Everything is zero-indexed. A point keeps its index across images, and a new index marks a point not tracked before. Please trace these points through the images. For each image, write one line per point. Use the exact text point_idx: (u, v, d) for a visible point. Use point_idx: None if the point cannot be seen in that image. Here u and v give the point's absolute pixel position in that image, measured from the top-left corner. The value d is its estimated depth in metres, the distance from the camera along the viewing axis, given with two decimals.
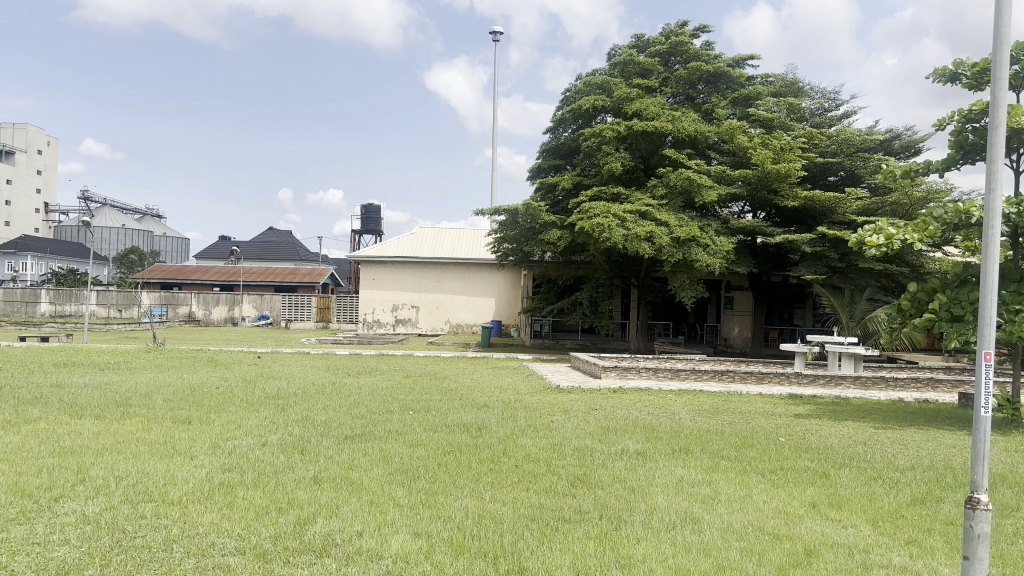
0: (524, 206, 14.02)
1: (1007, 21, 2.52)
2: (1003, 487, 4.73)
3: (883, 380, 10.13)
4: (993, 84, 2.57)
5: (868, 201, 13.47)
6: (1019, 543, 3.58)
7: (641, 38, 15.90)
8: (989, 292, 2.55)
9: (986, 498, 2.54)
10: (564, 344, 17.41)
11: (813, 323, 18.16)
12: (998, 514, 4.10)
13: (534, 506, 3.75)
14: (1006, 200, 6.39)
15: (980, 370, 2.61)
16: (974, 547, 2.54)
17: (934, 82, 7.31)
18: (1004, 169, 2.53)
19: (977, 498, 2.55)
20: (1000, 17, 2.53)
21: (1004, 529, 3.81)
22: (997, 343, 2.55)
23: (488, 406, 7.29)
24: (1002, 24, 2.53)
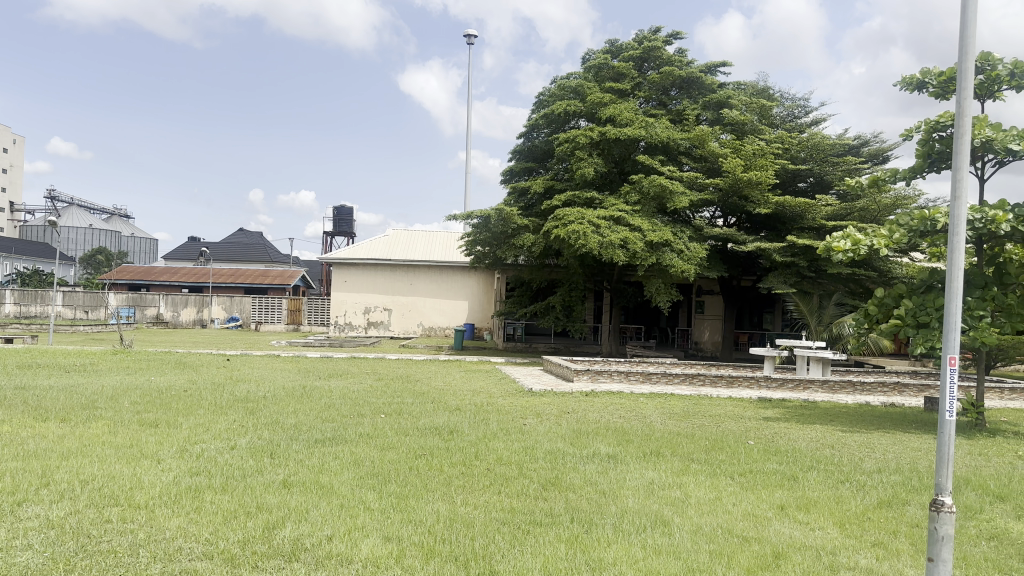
0: (497, 211, 14.02)
1: (972, 32, 2.58)
2: (968, 490, 4.83)
3: (850, 383, 10.28)
4: (959, 94, 2.62)
5: (837, 207, 13.68)
6: (983, 545, 3.65)
7: (614, 43, 16.00)
8: (952, 298, 2.61)
9: (950, 501, 2.59)
10: (537, 348, 17.43)
11: (783, 327, 18.38)
12: (963, 516, 4.18)
13: (505, 510, 3.76)
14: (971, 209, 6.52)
15: (944, 374, 2.66)
16: (938, 549, 2.59)
17: (902, 90, 7.44)
18: (968, 177, 2.59)
19: (942, 500, 2.60)
20: (966, 29, 2.59)
21: (968, 531, 3.89)
22: (960, 349, 2.60)
23: (460, 409, 7.27)
24: (968, 34, 2.59)
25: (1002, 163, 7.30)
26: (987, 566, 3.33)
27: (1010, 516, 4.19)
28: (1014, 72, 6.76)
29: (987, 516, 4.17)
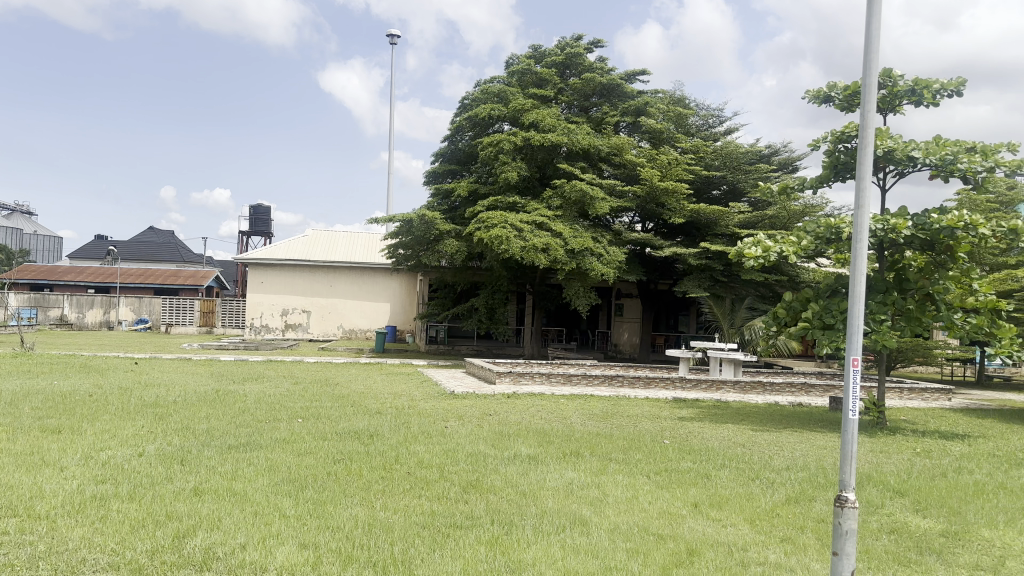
0: (419, 213, 13.94)
1: (876, 49, 2.73)
2: (868, 486, 5.08)
3: (761, 384, 10.66)
4: (862, 107, 2.76)
5: (749, 214, 14.18)
6: (883, 538, 3.86)
7: (537, 48, 16.16)
8: (856, 302, 2.75)
9: (853, 497, 2.72)
10: (459, 350, 17.42)
11: (697, 329, 18.92)
12: (864, 510, 4.40)
13: (425, 513, 3.74)
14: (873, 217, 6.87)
15: (848, 375, 2.80)
16: (842, 543, 2.72)
17: (810, 103, 7.78)
18: (870, 187, 2.73)
19: (845, 496, 2.73)
20: (869, 45, 2.73)
21: (870, 525, 4.10)
22: (863, 350, 2.74)
23: (380, 412, 7.20)
24: (872, 51, 2.73)
25: (902, 174, 7.74)
26: (886, 559, 3.52)
27: (907, 510, 4.43)
28: (912, 88, 7.17)
29: (885, 510, 4.40)
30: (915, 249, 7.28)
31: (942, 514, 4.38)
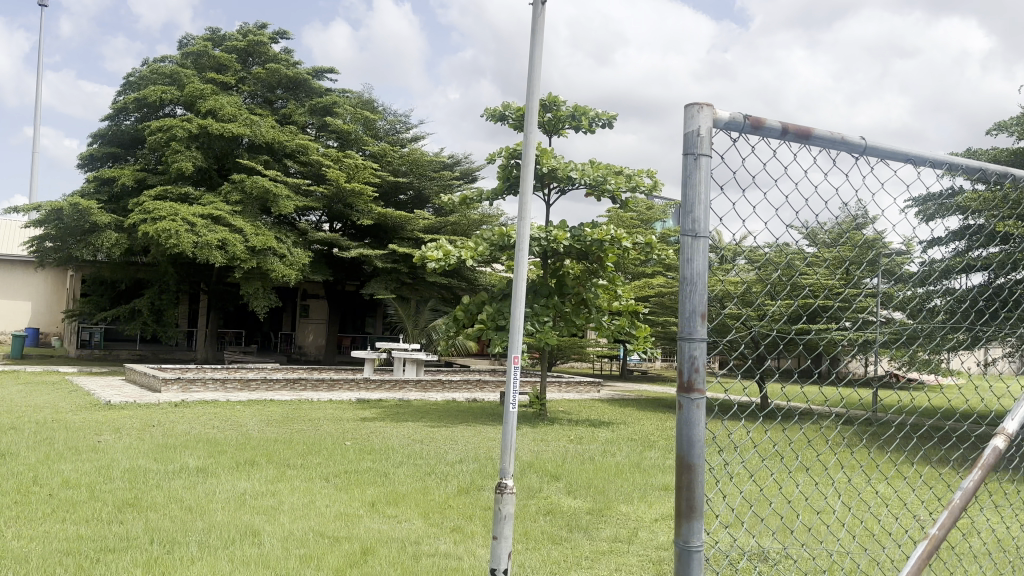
0: (72, 201, 12.35)
1: (537, 77, 3.05)
2: (530, 473, 5.62)
3: (440, 382, 11.16)
4: (526, 127, 3.06)
5: (432, 220, 14.78)
6: (540, 520, 4.30)
7: (216, 32, 15.23)
8: (517, 305, 3.03)
9: (510, 484, 2.98)
10: (120, 355, 15.75)
11: (383, 330, 19.23)
12: (524, 496, 4.86)
13: (68, 540, 3.35)
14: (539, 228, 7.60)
15: (509, 372, 3.09)
16: (501, 528, 2.95)
17: (488, 120, 8.37)
18: (531, 201, 3.04)
19: (505, 484, 2.98)
20: (533, 73, 3.04)
21: (530, 509, 4.54)
22: (522, 349, 3.05)
23: (16, 429, 6.26)
24: (535, 78, 3.05)
25: (564, 191, 8.66)
26: (542, 539, 3.92)
27: (560, 492, 5.00)
28: (574, 113, 8.05)
29: (542, 494, 4.91)
30: (574, 258, 8.20)
31: (588, 493, 5.01)
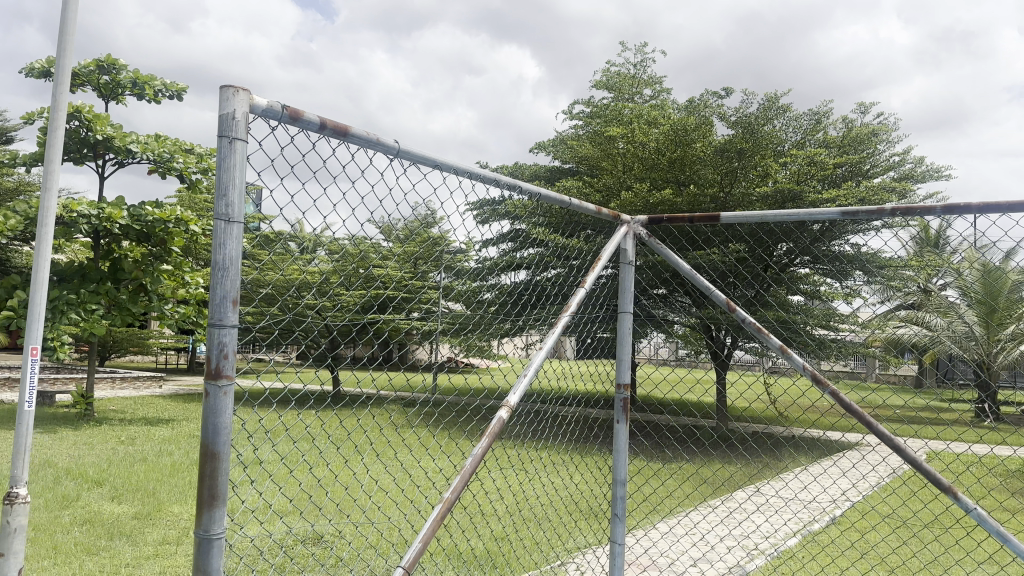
0: None
1: (69, 35, 2.81)
2: (68, 482, 5.19)
3: None
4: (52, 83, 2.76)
5: None
6: (75, 531, 4.01)
7: None
8: (38, 285, 2.72)
9: (24, 491, 2.57)
10: None
11: None
12: (58, 508, 4.46)
13: None
14: (87, 203, 7.03)
15: (24, 367, 2.82)
16: (8, 542, 2.58)
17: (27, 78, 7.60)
18: (57, 168, 2.75)
19: (15, 492, 2.56)
20: (65, 30, 2.79)
21: (62, 521, 4.21)
22: (42, 340, 2.76)
23: None
24: (65, 36, 2.81)
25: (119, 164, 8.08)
26: (75, 552, 3.66)
27: (102, 499, 4.82)
28: None
29: (77, 504, 4.65)
30: (132, 241, 7.69)
31: (134, 498, 4.88)
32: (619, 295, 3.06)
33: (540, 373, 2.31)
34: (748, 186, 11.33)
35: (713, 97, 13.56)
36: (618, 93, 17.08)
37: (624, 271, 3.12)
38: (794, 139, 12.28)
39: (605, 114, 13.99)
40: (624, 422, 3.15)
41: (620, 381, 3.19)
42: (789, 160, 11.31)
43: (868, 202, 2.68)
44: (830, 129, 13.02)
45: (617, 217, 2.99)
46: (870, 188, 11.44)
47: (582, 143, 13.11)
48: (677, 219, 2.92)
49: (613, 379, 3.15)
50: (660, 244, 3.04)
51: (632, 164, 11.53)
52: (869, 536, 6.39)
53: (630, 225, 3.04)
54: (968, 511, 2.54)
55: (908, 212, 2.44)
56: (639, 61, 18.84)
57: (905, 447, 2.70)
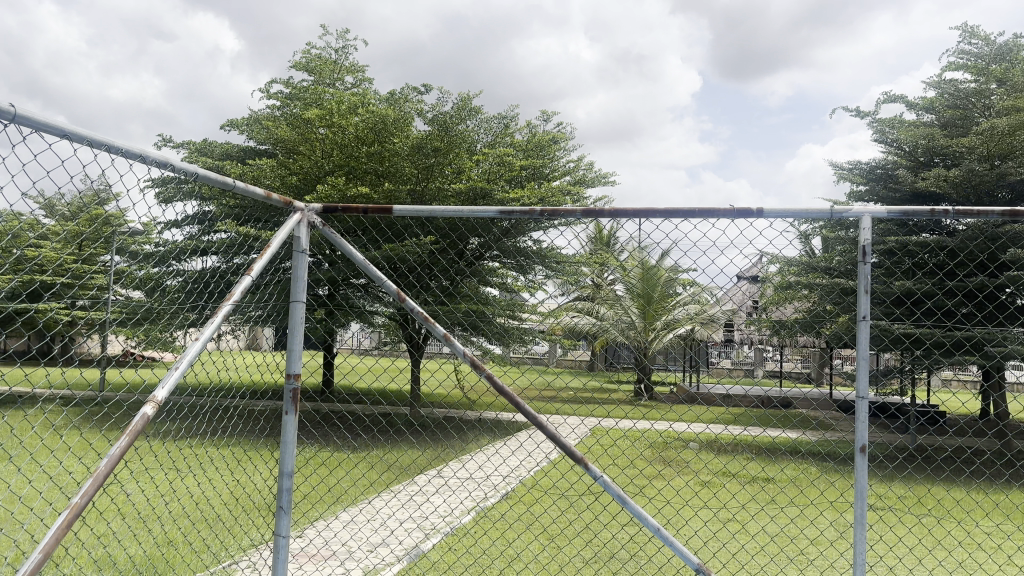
0: None
1: None
2: None
3: None
4: None
5: None
6: None
7: None
8: None
9: None
10: None
11: None
12: None
13: None
14: None
15: None
16: None
17: None
18: None
19: None
20: None
21: None
22: None
23: None
24: None
25: None
26: None
27: None
28: None
29: None
30: None
31: None
32: (291, 283, 3.26)
33: (196, 361, 2.60)
34: (443, 181, 11.74)
35: (413, 91, 13.79)
36: (319, 77, 16.71)
37: (296, 259, 3.30)
38: (485, 140, 12.69)
39: (305, 97, 13.60)
40: (293, 411, 3.10)
41: (292, 369, 3.24)
42: (482, 158, 11.82)
43: (520, 206, 3.23)
44: (518, 133, 13.92)
45: (290, 203, 3.22)
46: (549, 190, 12.32)
47: (279, 124, 12.61)
48: (349, 209, 3.35)
49: (284, 368, 3.17)
50: (333, 234, 3.36)
51: (332, 151, 11.60)
52: (533, 508, 6.94)
53: (302, 213, 3.33)
54: (599, 480, 3.05)
55: (555, 214, 3.06)
56: (340, 47, 18.57)
57: (551, 427, 3.08)
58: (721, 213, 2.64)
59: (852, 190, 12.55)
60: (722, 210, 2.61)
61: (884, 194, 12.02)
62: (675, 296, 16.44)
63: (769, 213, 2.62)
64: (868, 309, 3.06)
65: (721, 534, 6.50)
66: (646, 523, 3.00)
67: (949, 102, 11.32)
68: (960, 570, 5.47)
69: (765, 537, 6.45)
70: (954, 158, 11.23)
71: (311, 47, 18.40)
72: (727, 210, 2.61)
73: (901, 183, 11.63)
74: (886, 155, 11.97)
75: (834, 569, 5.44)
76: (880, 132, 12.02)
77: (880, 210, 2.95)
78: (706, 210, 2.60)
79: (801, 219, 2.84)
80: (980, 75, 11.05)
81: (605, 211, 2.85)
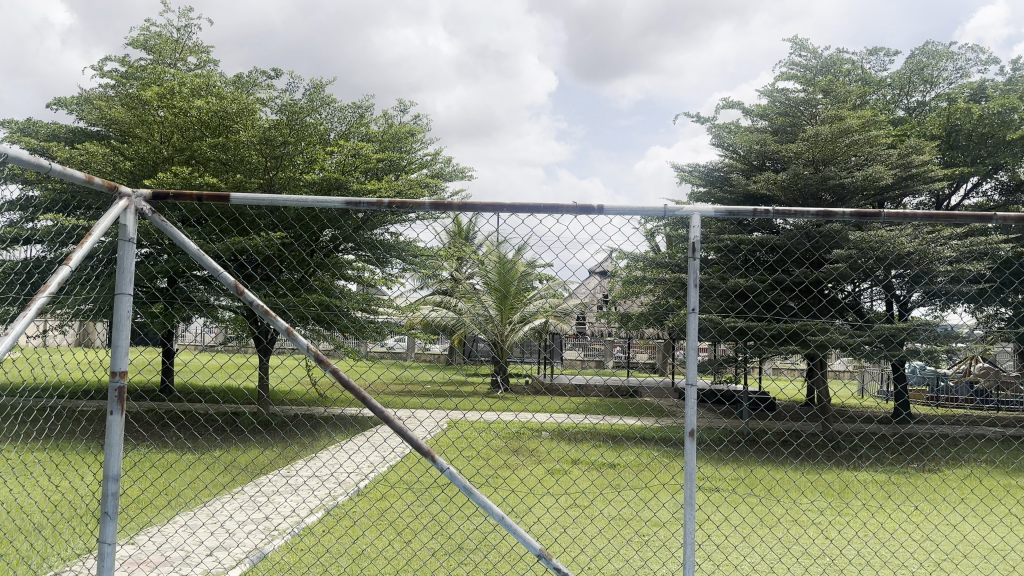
0: None
1: None
2: None
3: None
4: None
5: None
6: None
7: None
8: None
9: None
10: None
11: None
12: None
13: None
14: None
15: None
16: None
17: None
18: None
19: None
20: None
21: None
22: None
23: None
24: None
25: None
26: None
27: None
28: None
29: None
30: None
31: None
32: (116, 273, 2.89)
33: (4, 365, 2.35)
34: (294, 169, 11.28)
35: (262, 76, 13.28)
36: (158, 57, 15.72)
37: (123, 248, 2.93)
38: (339, 129, 12.34)
39: (142, 77, 12.75)
40: (120, 412, 2.82)
41: (119, 367, 2.90)
42: (335, 149, 11.55)
43: (368, 197, 3.12)
44: (374, 123, 13.70)
45: (114, 187, 2.87)
46: (406, 182, 12.22)
47: (113, 104, 11.75)
48: (183, 196, 3.06)
49: (109, 366, 2.84)
50: (164, 220, 3.01)
51: (172, 134, 10.95)
52: (383, 504, 6.89)
53: (129, 198, 2.96)
54: (445, 471, 3.00)
55: (403, 206, 2.98)
56: (182, 26, 17.54)
57: (396, 420, 2.99)
58: (562, 211, 2.70)
59: (693, 191, 13.27)
60: (565, 205, 2.66)
61: (720, 196, 12.78)
62: (529, 289, 16.79)
63: (609, 210, 2.69)
64: (697, 302, 3.19)
65: (566, 520, 6.72)
66: (490, 512, 2.97)
67: (779, 110, 12.18)
68: (778, 544, 5.94)
69: (607, 520, 6.73)
70: (782, 163, 12.13)
71: (150, 24, 17.26)
72: (569, 207, 2.67)
73: (735, 185, 12.43)
74: (722, 158, 12.74)
75: (668, 548, 5.76)
76: (718, 136, 12.76)
77: (708, 209, 3.10)
78: (549, 205, 2.64)
79: (639, 218, 2.94)
80: (806, 86, 11.97)
81: (453, 205, 2.83)
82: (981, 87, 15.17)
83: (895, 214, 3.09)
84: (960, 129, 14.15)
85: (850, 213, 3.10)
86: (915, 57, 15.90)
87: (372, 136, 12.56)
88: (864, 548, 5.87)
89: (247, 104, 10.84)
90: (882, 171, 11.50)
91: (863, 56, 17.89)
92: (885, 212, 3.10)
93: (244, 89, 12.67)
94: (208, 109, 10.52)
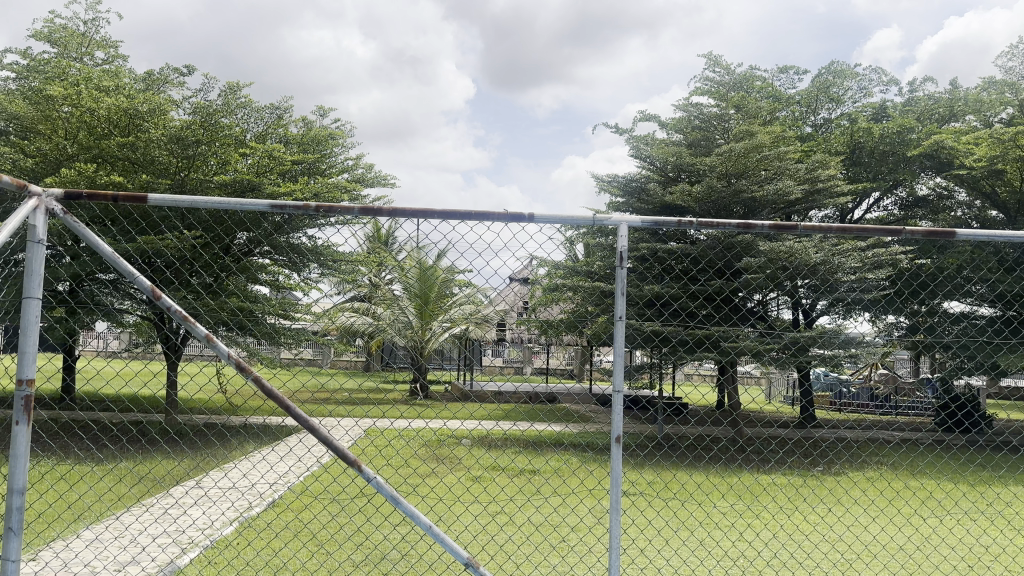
0: None
1: None
2: None
3: None
4: None
5: None
6: None
7: None
8: None
9: None
10: None
11: None
12: None
13: None
14: None
15: None
16: None
17: None
18: None
19: None
20: None
21: None
22: None
23: None
24: None
25: None
26: None
27: None
28: None
29: None
30: None
31: None
32: (23, 276, 2.69)
33: None
34: (206, 171, 10.93)
35: (174, 72, 12.85)
36: (63, 49, 14.99)
37: (31, 250, 2.73)
38: (255, 130, 12.00)
39: (45, 71, 12.12)
40: (27, 422, 2.63)
41: (26, 375, 2.70)
42: (248, 151, 11.10)
43: (293, 201, 2.99)
44: (292, 126, 13.38)
45: (25, 185, 2.67)
46: (323, 186, 11.97)
47: (13, 98, 11.13)
48: (97, 196, 2.87)
49: (14, 374, 2.64)
50: (77, 222, 2.80)
51: (78, 131, 10.44)
52: (304, 515, 6.73)
53: (39, 198, 2.77)
54: (371, 481, 2.88)
55: (331, 210, 2.88)
56: (89, 19, 16.81)
57: (321, 430, 2.85)
58: (493, 219, 2.66)
59: (611, 200, 13.51)
60: (495, 213, 2.64)
61: (638, 207, 13.02)
62: (450, 295, 16.72)
63: (540, 219, 2.70)
64: (625, 311, 3.08)
65: (490, 527, 6.72)
66: (417, 522, 2.90)
67: (693, 124, 12.49)
68: (698, 547, 6.11)
69: (531, 527, 6.75)
70: (697, 175, 12.49)
71: (54, 15, 16.48)
72: (499, 214, 2.65)
73: (652, 196, 12.72)
74: (640, 169, 13.00)
75: (592, 554, 5.83)
76: (635, 148, 12.95)
77: (635, 219, 3.07)
78: (479, 212, 2.60)
79: (567, 226, 2.92)
80: (719, 101, 12.32)
81: (382, 210, 2.76)
82: (881, 107, 15.96)
83: (812, 227, 3.12)
84: (862, 147, 14.88)
85: (771, 225, 3.12)
86: (821, 76, 16.62)
87: (291, 138, 12.31)
88: (780, 549, 6.06)
89: (159, 102, 10.37)
90: (792, 185, 12.01)
91: (773, 74, 18.66)
92: (802, 225, 3.12)
93: (154, 86, 12.19)
94: (115, 106, 10.03)
